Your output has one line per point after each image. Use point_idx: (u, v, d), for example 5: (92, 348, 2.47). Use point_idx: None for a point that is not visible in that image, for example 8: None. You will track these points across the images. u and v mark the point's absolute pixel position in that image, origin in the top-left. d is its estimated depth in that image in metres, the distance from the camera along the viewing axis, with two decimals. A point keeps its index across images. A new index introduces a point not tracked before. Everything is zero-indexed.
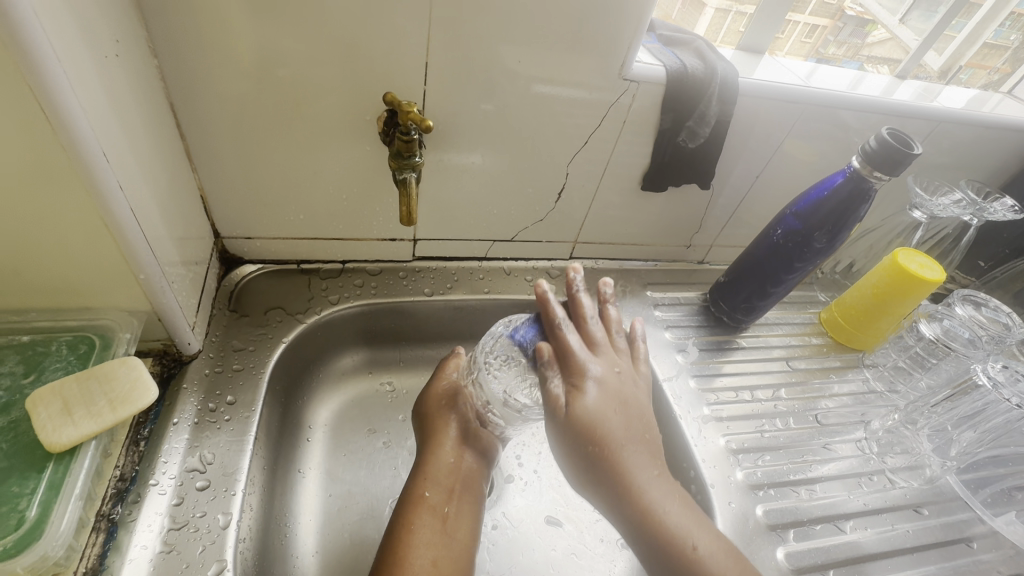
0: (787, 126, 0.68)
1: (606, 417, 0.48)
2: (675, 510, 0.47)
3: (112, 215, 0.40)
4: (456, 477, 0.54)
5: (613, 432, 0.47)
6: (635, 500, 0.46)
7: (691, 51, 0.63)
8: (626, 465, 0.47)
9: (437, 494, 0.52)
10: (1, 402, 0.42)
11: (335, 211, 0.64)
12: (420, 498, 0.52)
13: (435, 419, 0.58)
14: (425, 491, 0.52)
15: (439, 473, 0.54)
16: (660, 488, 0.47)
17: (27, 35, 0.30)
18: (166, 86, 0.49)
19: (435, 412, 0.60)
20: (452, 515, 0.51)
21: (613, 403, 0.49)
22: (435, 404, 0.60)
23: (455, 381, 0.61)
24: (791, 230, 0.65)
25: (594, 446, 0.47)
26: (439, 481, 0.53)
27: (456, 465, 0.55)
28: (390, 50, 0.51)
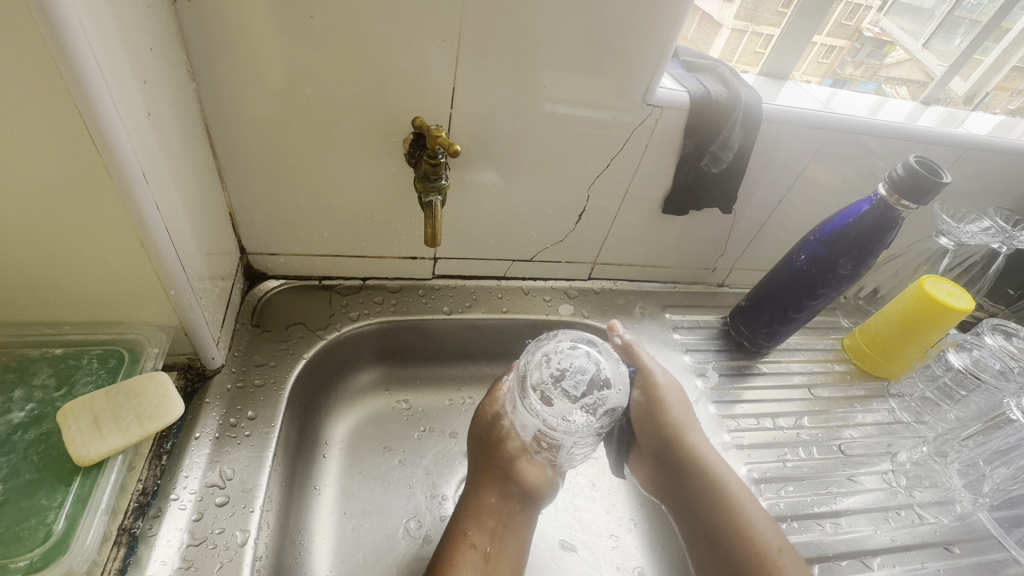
0: (811, 151, 0.68)
1: (727, 489, 0.58)
2: (756, 515, 0.56)
3: (147, 233, 0.41)
4: (500, 518, 0.56)
5: (717, 467, 0.60)
6: (707, 489, 0.59)
7: (714, 76, 0.63)
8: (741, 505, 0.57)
9: (482, 531, 0.55)
10: (33, 414, 0.42)
11: (358, 229, 0.65)
12: (464, 537, 0.54)
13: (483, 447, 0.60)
14: (468, 531, 0.55)
15: (478, 512, 0.56)
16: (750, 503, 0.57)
17: (76, 57, 0.31)
18: (202, 108, 0.51)
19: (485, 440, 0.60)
20: (495, 555, 0.54)
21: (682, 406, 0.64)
22: (483, 431, 0.61)
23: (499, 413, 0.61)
24: (815, 255, 0.64)
25: (705, 474, 0.59)
26: (481, 522, 0.55)
27: (500, 505, 0.57)
28: (418, 74, 0.52)
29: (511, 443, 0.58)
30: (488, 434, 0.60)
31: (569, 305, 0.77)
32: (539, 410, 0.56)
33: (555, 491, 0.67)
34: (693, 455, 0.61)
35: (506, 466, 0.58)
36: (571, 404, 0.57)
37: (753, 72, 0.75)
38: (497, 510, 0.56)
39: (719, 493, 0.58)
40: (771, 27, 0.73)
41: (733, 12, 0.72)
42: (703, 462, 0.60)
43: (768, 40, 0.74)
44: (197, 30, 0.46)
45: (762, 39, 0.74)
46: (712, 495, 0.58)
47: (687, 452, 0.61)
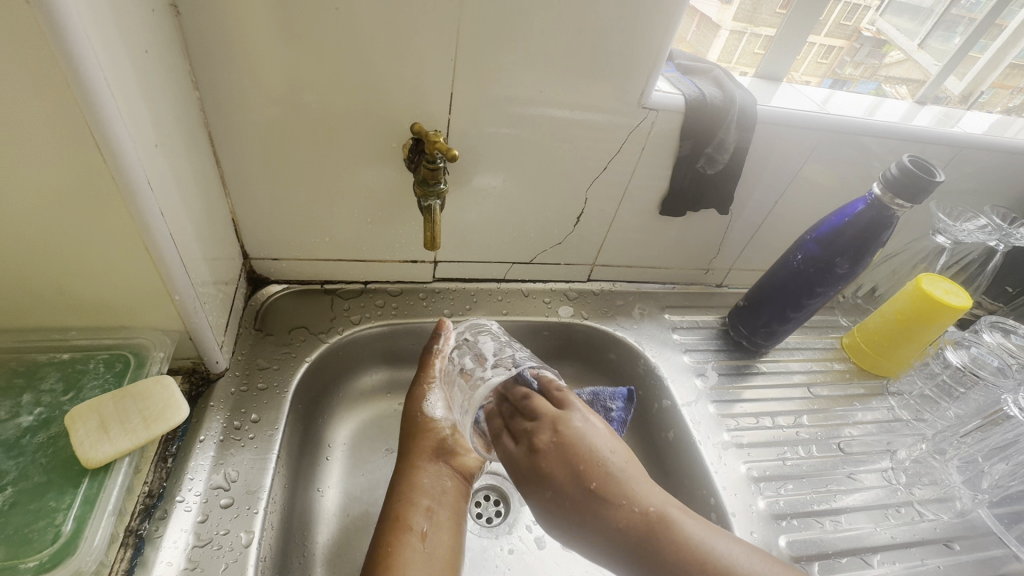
0: (807, 152, 0.68)
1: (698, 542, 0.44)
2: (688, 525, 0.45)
3: (152, 240, 0.42)
4: (440, 498, 0.52)
5: (616, 471, 0.46)
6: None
7: (709, 79, 0.64)
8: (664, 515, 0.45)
9: (421, 510, 0.51)
10: (41, 417, 0.43)
11: (358, 234, 0.66)
12: (408, 525, 0.50)
13: (411, 429, 0.58)
14: (409, 515, 0.50)
15: (417, 496, 0.52)
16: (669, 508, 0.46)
17: (85, 70, 0.32)
18: (204, 116, 0.52)
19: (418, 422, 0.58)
20: (439, 535, 0.50)
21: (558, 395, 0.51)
22: (415, 413, 0.59)
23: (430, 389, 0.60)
24: (811, 255, 0.65)
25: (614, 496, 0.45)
26: (421, 505, 0.51)
27: (443, 484, 0.53)
28: (416, 81, 0.53)
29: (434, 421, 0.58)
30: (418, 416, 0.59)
31: (569, 307, 0.77)
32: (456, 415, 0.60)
33: None
34: (596, 483, 0.45)
35: (431, 442, 0.56)
36: None
37: (752, 73, 0.76)
38: (433, 488, 0.53)
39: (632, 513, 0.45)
40: (767, 28, 0.73)
41: (731, 13, 0.72)
42: (613, 484, 0.45)
43: (767, 41, 0.74)
44: (200, 41, 0.47)
45: (761, 40, 0.74)
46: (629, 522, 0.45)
47: (591, 481, 0.45)
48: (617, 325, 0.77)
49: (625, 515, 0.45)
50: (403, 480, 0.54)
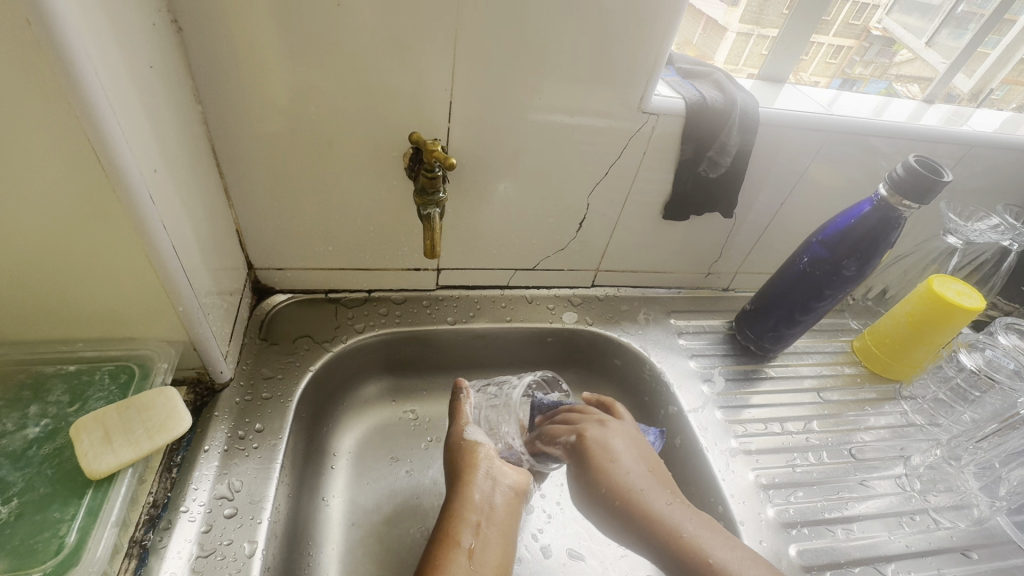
0: (812, 153, 0.67)
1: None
2: (730, 555, 0.50)
3: (156, 254, 0.42)
4: (486, 515, 0.52)
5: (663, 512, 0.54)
6: None
7: (710, 83, 0.63)
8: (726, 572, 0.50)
9: (468, 526, 0.51)
10: (47, 429, 0.44)
11: (361, 243, 0.66)
12: (456, 542, 0.50)
13: (455, 452, 0.57)
14: (457, 534, 0.50)
15: (464, 515, 0.52)
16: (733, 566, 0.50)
17: (88, 89, 0.33)
18: (208, 129, 0.53)
19: (462, 446, 0.58)
20: (487, 554, 0.50)
21: (611, 457, 0.58)
22: (458, 437, 0.59)
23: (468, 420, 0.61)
24: (818, 257, 0.64)
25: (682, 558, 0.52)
26: (468, 523, 0.51)
27: (489, 502, 0.53)
28: (415, 90, 0.54)
29: (479, 443, 0.58)
30: (461, 439, 0.58)
31: (573, 313, 0.77)
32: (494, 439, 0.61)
33: (563, 499, 0.67)
34: (642, 513, 0.54)
35: (479, 464, 0.55)
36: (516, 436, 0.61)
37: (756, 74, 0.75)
38: (482, 505, 0.53)
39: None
40: (772, 29, 0.72)
41: (738, 15, 0.71)
42: (650, 512, 0.54)
43: (771, 41, 0.73)
44: (203, 55, 0.48)
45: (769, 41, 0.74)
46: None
47: (659, 536, 0.53)
48: (622, 331, 0.76)
49: (678, 545, 0.52)
50: (453, 498, 0.53)
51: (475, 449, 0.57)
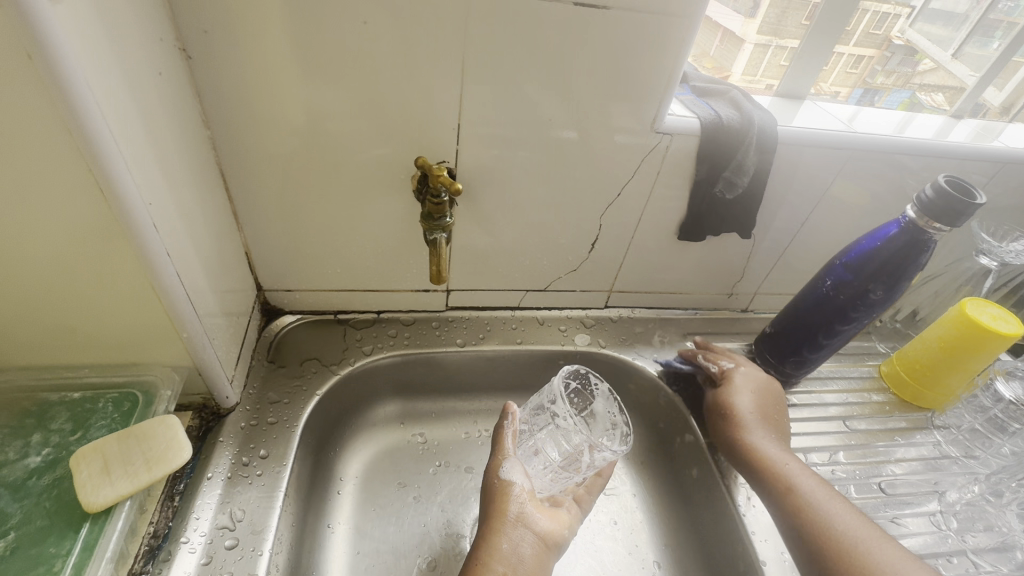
0: (834, 171, 0.65)
1: (834, 518, 0.51)
2: (828, 497, 0.53)
3: (159, 281, 0.42)
4: (514, 566, 0.46)
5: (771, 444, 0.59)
6: (821, 537, 0.50)
7: (726, 101, 0.61)
8: (830, 513, 0.51)
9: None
10: (48, 458, 0.43)
11: (371, 264, 0.66)
12: None
13: (489, 493, 0.52)
14: None
15: (489, 564, 0.46)
16: (840, 511, 0.51)
17: (88, 120, 0.32)
18: (218, 153, 0.53)
19: (496, 487, 0.52)
20: None
21: (748, 390, 0.64)
22: (492, 478, 0.53)
23: (510, 453, 0.55)
24: (842, 280, 0.61)
25: (784, 488, 0.54)
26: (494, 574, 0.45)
27: (518, 552, 0.47)
28: (422, 112, 0.53)
29: (514, 485, 0.52)
30: (495, 478, 0.53)
31: (586, 335, 0.75)
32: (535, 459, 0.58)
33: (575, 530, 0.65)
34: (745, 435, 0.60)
35: (509, 508, 0.50)
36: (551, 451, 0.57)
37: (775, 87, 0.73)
38: (511, 555, 0.47)
39: (801, 510, 0.53)
40: (793, 39, 0.70)
41: (755, 26, 0.68)
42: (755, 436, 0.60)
43: (790, 53, 0.71)
44: (213, 81, 0.48)
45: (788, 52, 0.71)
46: (797, 517, 0.52)
47: (754, 459, 0.58)
48: (637, 354, 0.74)
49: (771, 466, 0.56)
50: (481, 544, 0.48)
51: (509, 492, 0.51)
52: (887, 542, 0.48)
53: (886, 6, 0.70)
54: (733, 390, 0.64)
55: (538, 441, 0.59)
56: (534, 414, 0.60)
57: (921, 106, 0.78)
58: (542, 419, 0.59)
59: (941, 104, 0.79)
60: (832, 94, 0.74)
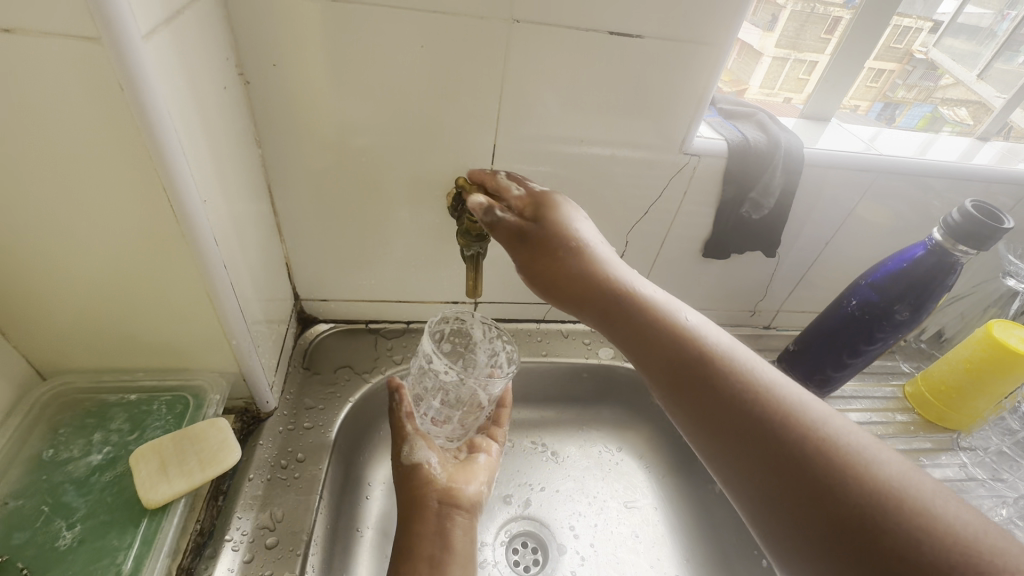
0: (859, 193, 0.66)
1: (840, 440, 0.37)
2: (829, 421, 0.38)
3: (215, 291, 0.44)
4: (442, 540, 0.49)
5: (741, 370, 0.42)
6: (859, 482, 0.34)
7: (753, 123, 0.63)
8: (828, 427, 0.38)
9: (426, 561, 0.47)
10: (109, 456, 0.46)
11: (404, 276, 0.68)
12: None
13: (400, 472, 0.54)
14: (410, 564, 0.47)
15: (418, 544, 0.48)
16: (842, 429, 0.37)
17: (167, 144, 0.35)
18: (266, 169, 0.56)
19: (407, 463, 0.54)
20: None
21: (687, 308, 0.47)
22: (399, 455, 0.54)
23: (409, 426, 0.56)
24: (867, 300, 0.61)
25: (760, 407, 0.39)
26: (424, 551, 0.48)
27: (442, 522, 0.50)
28: (460, 134, 0.56)
29: (422, 462, 0.54)
30: (403, 457, 0.54)
31: (610, 349, 0.77)
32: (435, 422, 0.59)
33: (596, 541, 0.66)
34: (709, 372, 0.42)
35: (425, 487, 0.52)
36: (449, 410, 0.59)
37: (796, 99, 0.75)
38: (436, 532, 0.49)
39: (794, 428, 0.38)
40: (811, 53, 0.71)
41: (774, 40, 0.69)
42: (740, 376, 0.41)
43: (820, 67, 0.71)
44: (265, 103, 0.51)
45: (806, 65, 0.72)
46: (789, 442, 0.37)
47: (743, 406, 0.40)
48: None
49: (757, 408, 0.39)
50: (405, 526, 0.50)
51: (422, 469, 0.53)
52: (883, 446, 0.37)
53: (906, 22, 0.70)
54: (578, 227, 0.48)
55: (430, 404, 0.59)
56: (426, 377, 0.58)
57: (942, 120, 0.80)
58: (432, 382, 0.58)
59: (964, 118, 0.80)
60: (852, 109, 0.77)
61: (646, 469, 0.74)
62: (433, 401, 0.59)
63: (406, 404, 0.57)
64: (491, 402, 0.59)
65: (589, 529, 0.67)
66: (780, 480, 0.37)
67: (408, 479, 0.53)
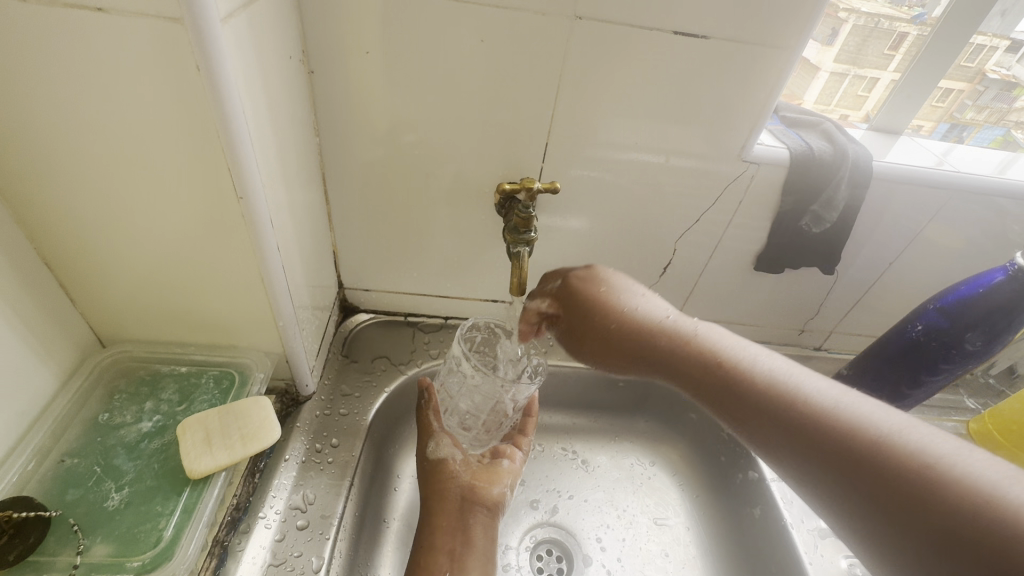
0: (930, 212, 0.62)
1: (831, 414, 0.38)
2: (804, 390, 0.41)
3: (267, 270, 0.45)
4: (462, 538, 0.51)
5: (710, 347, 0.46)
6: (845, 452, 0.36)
7: (817, 133, 0.60)
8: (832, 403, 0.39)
9: (446, 554, 0.49)
10: (158, 425, 0.48)
11: (446, 271, 0.68)
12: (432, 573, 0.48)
13: (425, 468, 0.56)
14: (429, 561, 0.49)
15: (438, 540, 0.50)
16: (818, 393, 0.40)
17: (233, 122, 0.36)
18: (322, 158, 0.57)
19: (432, 461, 0.56)
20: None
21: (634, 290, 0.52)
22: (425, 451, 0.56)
23: (435, 425, 0.57)
24: (935, 326, 0.57)
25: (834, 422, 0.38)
26: (443, 548, 0.50)
27: (463, 521, 0.52)
28: (513, 130, 0.55)
29: (447, 459, 0.55)
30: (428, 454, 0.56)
31: None
32: (461, 424, 0.58)
33: (623, 556, 0.64)
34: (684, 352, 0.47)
35: (447, 484, 0.54)
36: (476, 413, 0.57)
37: (854, 116, 0.72)
38: (456, 530, 0.51)
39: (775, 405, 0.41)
40: (871, 69, 0.69)
41: (832, 55, 0.68)
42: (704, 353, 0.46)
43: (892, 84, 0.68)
44: (326, 91, 0.52)
45: (867, 82, 0.70)
46: (847, 450, 0.36)
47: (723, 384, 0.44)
48: None
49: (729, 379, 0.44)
50: (426, 522, 0.52)
51: (446, 466, 0.55)
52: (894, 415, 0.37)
53: (981, 40, 0.65)
54: (606, 278, 0.52)
55: (457, 406, 0.58)
56: (456, 380, 0.57)
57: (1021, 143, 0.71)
58: (463, 384, 0.56)
59: None
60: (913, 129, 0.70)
61: (680, 486, 0.71)
62: (461, 402, 0.58)
63: (434, 403, 0.58)
64: (517, 409, 0.58)
65: (616, 544, 0.65)
66: (864, 492, 0.35)
67: (431, 475, 0.55)
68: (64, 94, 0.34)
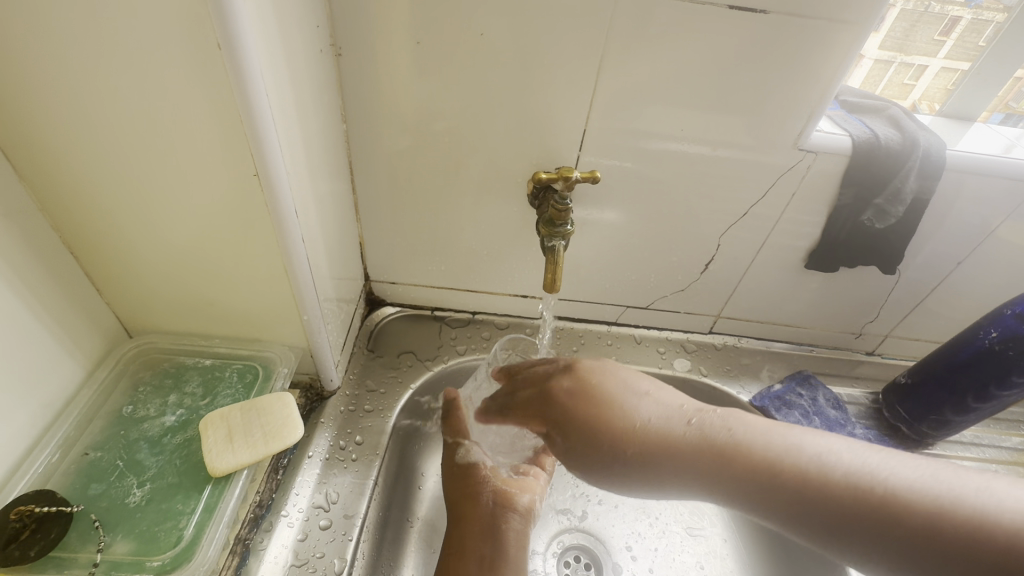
0: (1007, 209, 0.56)
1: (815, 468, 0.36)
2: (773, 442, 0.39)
3: (291, 262, 0.43)
4: (495, 543, 0.49)
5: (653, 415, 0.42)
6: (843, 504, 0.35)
7: (883, 119, 0.55)
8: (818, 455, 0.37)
9: (477, 560, 0.47)
10: (181, 419, 0.47)
11: (474, 265, 0.66)
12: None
13: (452, 471, 0.55)
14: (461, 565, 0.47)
15: (468, 545, 0.48)
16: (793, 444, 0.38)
17: (255, 105, 0.34)
18: (349, 148, 0.55)
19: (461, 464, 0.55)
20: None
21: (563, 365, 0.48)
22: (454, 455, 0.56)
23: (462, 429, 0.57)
24: (1012, 333, 0.52)
25: (857, 489, 0.35)
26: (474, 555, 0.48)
27: (495, 525, 0.50)
28: (547, 117, 0.52)
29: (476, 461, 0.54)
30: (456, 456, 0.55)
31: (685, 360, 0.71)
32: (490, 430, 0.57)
33: (656, 567, 0.61)
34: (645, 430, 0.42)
35: (476, 487, 0.52)
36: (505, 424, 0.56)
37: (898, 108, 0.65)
38: (486, 535, 0.49)
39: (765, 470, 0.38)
40: (920, 54, 0.61)
41: (878, 42, 0.59)
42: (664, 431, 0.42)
43: (960, 76, 0.62)
44: (353, 76, 0.50)
45: (913, 69, 0.62)
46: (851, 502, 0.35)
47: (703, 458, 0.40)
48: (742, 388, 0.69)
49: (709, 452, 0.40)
50: (455, 526, 0.50)
51: (475, 469, 0.54)
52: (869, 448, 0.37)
53: None
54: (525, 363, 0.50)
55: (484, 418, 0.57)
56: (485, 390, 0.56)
57: None
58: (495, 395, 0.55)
59: None
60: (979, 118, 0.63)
61: None
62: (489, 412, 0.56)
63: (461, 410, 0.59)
64: None
65: (648, 554, 0.62)
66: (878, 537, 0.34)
67: (460, 477, 0.54)
68: (83, 80, 0.33)
